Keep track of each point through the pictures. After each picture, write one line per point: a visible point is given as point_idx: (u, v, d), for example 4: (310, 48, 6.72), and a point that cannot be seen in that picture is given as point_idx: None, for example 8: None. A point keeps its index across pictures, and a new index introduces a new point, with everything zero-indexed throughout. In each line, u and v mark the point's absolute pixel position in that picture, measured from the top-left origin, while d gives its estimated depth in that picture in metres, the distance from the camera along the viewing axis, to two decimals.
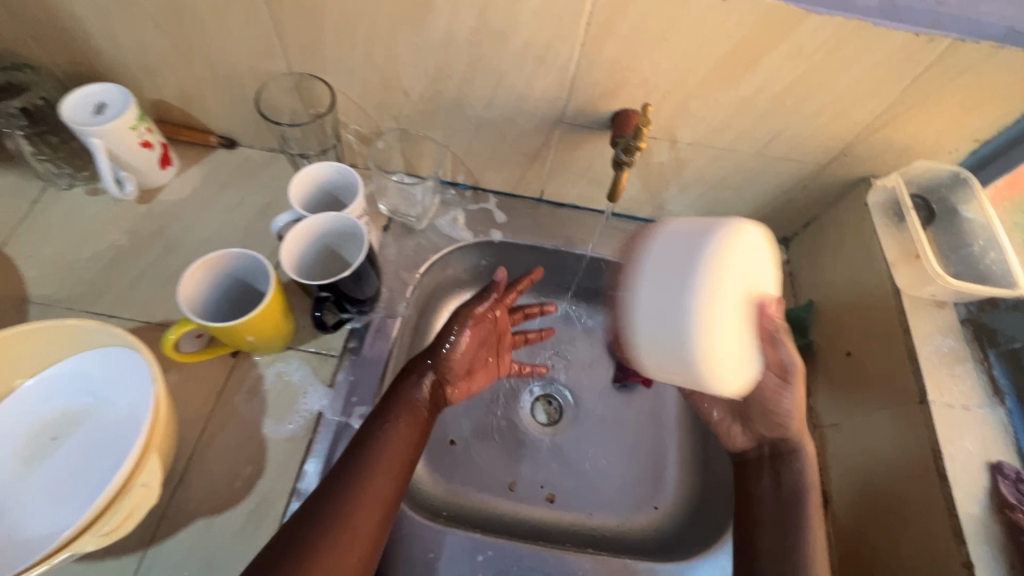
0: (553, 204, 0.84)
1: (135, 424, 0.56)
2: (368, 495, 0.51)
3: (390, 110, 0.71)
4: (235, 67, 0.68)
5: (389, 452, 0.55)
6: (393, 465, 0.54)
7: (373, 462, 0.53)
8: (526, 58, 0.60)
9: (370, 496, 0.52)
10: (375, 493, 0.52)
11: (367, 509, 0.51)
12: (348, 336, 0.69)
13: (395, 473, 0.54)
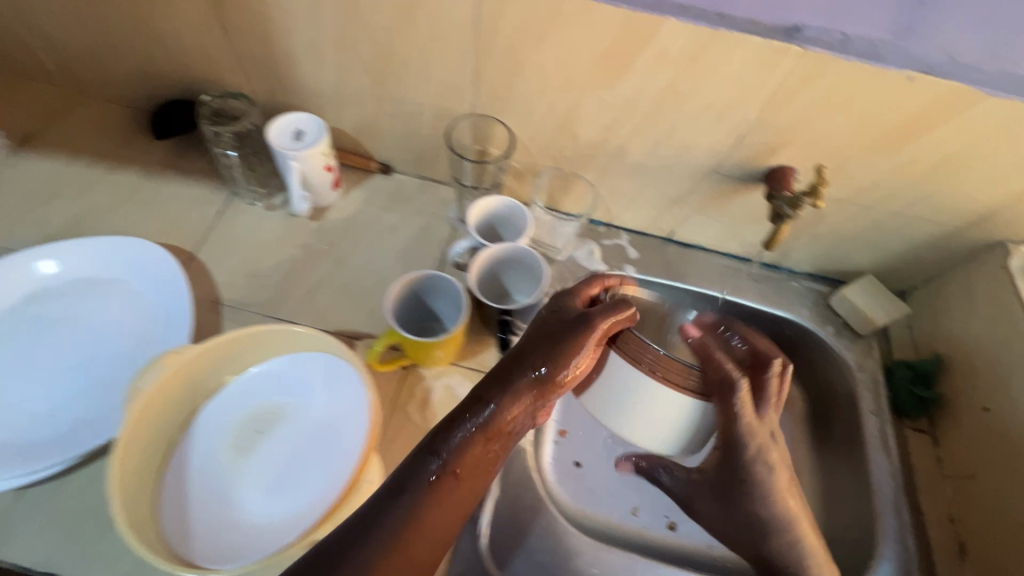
0: (681, 244, 0.89)
1: (333, 426, 0.61)
2: (430, 518, 0.46)
3: (554, 152, 0.77)
4: (420, 106, 0.76)
5: (472, 476, 0.49)
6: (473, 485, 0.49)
7: (432, 487, 0.47)
8: (701, 117, 0.66)
9: (438, 523, 0.47)
10: (444, 518, 0.47)
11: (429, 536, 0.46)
12: (503, 356, 0.74)
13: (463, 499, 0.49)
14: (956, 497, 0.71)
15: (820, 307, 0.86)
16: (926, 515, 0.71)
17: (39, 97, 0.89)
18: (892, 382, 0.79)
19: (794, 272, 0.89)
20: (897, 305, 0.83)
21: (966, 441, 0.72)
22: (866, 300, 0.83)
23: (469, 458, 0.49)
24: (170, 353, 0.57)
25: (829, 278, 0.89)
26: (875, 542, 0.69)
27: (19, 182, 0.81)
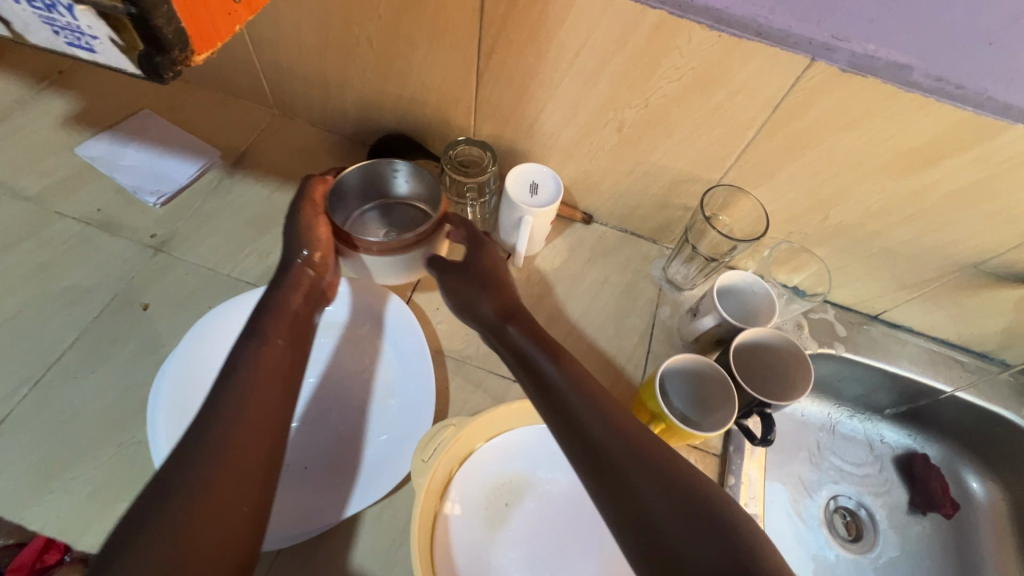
0: (887, 324, 0.86)
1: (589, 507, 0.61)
2: (251, 425, 0.48)
3: (792, 226, 0.74)
4: (660, 168, 0.73)
5: (262, 385, 0.51)
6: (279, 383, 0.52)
7: (253, 395, 0.50)
8: (991, 217, 0.62)
9: (265, 426, 0.49)
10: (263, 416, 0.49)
11: (255, 432, 0.48)
12: (727, 437, 0.71)
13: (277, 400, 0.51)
14: None
15: None
16: None
17: (245, 115, 0.89)
18: None
19: (1006, 364, 0.85)
20: None
21: None
22: None
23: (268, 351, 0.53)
24: (451, 424, 0.59)
25: None
26: None
27: (237, 205, 0.80)
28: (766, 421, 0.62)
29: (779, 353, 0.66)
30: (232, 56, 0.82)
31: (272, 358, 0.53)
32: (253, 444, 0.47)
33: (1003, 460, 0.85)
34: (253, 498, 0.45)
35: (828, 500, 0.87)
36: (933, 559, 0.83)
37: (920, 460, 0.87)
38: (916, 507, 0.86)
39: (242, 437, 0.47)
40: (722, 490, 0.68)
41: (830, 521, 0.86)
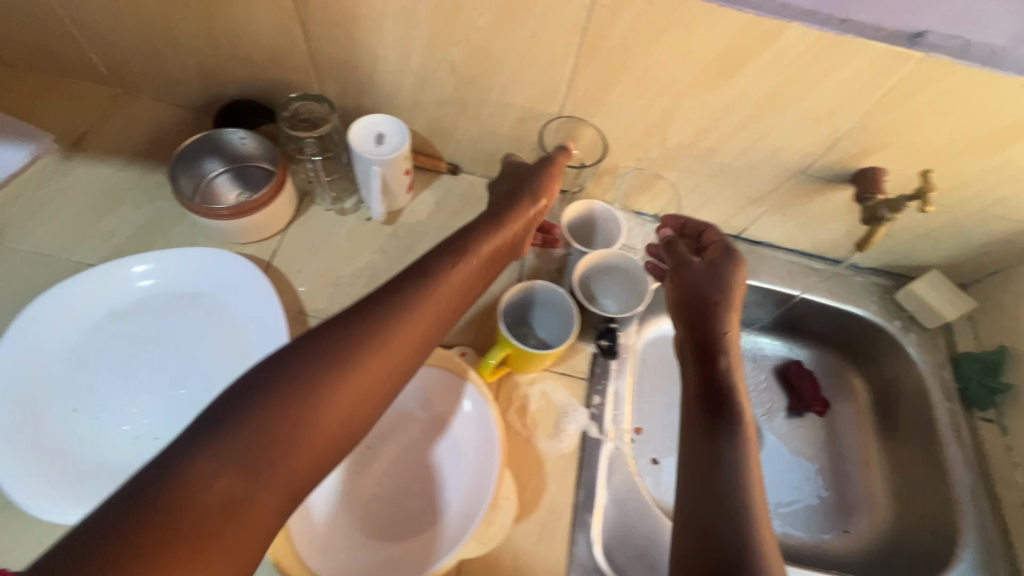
0: (749, 242, 0.90)
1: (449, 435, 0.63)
2: (351, 390, 0.46)
3: (638, 153, 0.77)
4: (504, 107, 0.74)
5: (393, 349, 0.49)
6: (416, 342, 0.51)
7: (382, 349, 0.48)
8: (802, 120, 0.66)
9: (382, 366, 0.48)
10: (372, 378, 0.47)
11: (354, 394, 0.46)
12: (593, 361, 0.74)
13: (406, 357, 0.50)
14: None
15: (886, 301, 0.88)
16: (1005, 501, 0.73)
17: (85, 95, 0.85)
18: (959, 375, 0.82)
19: (858, 267, 0.91)
20: (964, 301, 0.84)
21: None
22: (934, 294, 0.85)
23: (419, 318, 0.51)
24: None
25: (892, 272, 0.90)
26: (959, 526, 0.72)
27: (78, 188, 0.77)
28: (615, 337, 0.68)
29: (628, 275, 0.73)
30: (49, 31, 0.77)
31: (413, 330, 0.51)
32: (348, 402, 0.46)
33: (866, 357, 0.91)
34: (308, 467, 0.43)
35: None
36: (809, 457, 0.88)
37: (793, 368, 0.92)
38: (793, 412, 0.90)
39: (342, 399, 0.45)
40: (588, 410, 0.71)
41: None
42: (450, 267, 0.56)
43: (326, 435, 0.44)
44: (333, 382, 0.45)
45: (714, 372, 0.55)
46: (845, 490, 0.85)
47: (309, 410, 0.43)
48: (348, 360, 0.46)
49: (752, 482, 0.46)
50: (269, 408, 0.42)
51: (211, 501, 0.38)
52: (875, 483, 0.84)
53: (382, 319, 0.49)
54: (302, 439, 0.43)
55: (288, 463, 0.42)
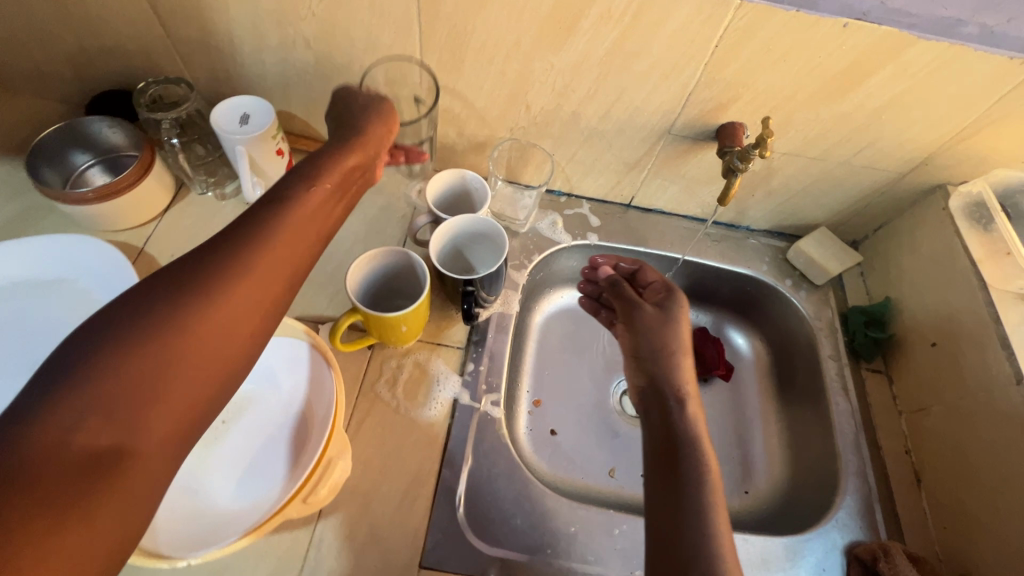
0: (641, 210, 0.90)
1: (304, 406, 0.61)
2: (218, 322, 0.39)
3: (508, 122, 0.77)
4: None
5: (285, 246, 0.44)
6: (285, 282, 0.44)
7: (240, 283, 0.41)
8: (650, 76, 0.67)
9: (248, 310, 0.41)
10: (271, 278, 0.43)
11: (251, 294, 0.41)
12: (471, 330, 0.75)
13: (300, 257, 0.45)
14: (911, 432, 0.74)
15: (778, 262, 0.89)
16: (884, 449, 0.73)
17: None
18: (848, 327, 0.82)
19: (752, 230, 0.92)
20: (851, 256, 0.85)
21: (915, 376, 0.75)
22: (820, 250, 0.85)
23: (307, 219, 0.47)
24: None
25: (785, 234, 0.91)
26: (840, 475, 0.71)
27: None
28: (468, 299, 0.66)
29: (486, 237, 0.70)
30: None
31: (304, 233, 0.46)
32: (247, 302, 0.41)
33: (765, 319, 0.91)
34: (204, 398, 0.39)
35: (617, 383, 0.91)
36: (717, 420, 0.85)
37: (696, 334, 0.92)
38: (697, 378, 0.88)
39: (237, 300, 0.40)
40: (462, 377, 0.71)
41: (619, 401, 0.90)
42: (302, 190, 0.48)
43: (228, 334, 0.40)
44: (220, 283, 0.40)
45: (676, 418, 0.60)
46: (748, 452, 0.83)
47: (190, 313, 0.38)
48: (234, 258, 0.41)
49: (714, 516, 0.52)
50: (145, 316, 0.37)
51: (115, 419, 0.34)
52: (773, 441, 0.84)
53: (262, 218, 0.45)
54: (196, 343, 0.38)
55: (197, 364, 0.38)
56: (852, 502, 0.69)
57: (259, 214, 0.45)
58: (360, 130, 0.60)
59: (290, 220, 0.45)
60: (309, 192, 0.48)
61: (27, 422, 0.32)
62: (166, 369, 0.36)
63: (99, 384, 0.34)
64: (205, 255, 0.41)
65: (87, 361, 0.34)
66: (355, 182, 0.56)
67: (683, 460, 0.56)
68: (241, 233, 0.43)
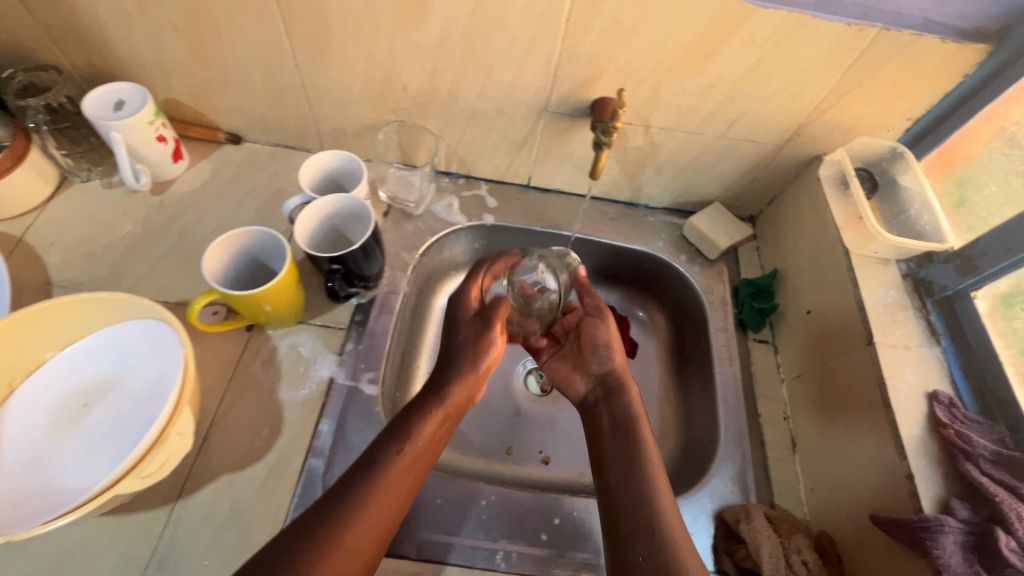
0: (540, 190, 0.91)
1: (163, 386, 0.62)
2: (348, 553, 0.48)
3: (390, 103, 0.78)
4: (246, 67, 0.75)
5: (406, 457, 0.55)
6: (393, 509, 0.53)
7: (360, 520, 0.50)
8: (512, 52, 0.67)
9: (376, 516, 0.51)
10: (408, 475, 0.55)
11: (389, 496, 0.53)
12: (354, 310, 0.75)
13: (410, 479, 0.55)
14: (790, 398, 0.75)
15: (675, 238, 0.90)
16: (763, 416, 0.75)
17: None
18: (737, 300, 0.83)
19: (651, 208, 0.92)
20: (740, 230, 0.86)
21: (794, 344, 0.76)
22: (712, 225, 0.86)
23: (427, 429, 0.58)
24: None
25: (683, 211, 0.92)
26: (719, 441, 0.72)
27: None
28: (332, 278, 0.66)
29: (358, 218, 0.71)
30: None
31: (420, 440, 0.57)
32: (383, 506, 0.52)
33: (665, 296, 0.91)
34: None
35: (524, 363, 0.93)
36: None
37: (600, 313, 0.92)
38: None
39: (382, 492, 0.52)
40: (339, 356, 0.72)
41: (525, 380, 0.91)
42: (422, 419, 0.58)
43: (371, 533, 0.51)
44: (376, 476, 0.53)
45: (618, 409, 0.66)
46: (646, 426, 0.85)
47: (349, 516, 0.50)
48: (375, 480, 0.53)
49: (660, 503, 0.56)
50: (326, 516, 0.49)
51: (306, 574, 0.45)
52: (668, 414, 0.85)
53: (411, 436, 0.56)
54: (350, 528, 0.49)
55: (348, 557, 0.48)
56: (728, 469, 0.70)
57: (420, 414, 0.58)
58: (455, 347, 0.65)
59: (425, 426, 0.58)
60: (432, 411, 0.59)
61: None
62: (316, 558, 0.46)
63: (336, 537, 0.48)
64: (355, 475, 0.53)
65: (303, 536, 0.47)
66: (445, 428, 0.60)
67: (627, 441, 0.62)
68: (393, 430, 0.57)
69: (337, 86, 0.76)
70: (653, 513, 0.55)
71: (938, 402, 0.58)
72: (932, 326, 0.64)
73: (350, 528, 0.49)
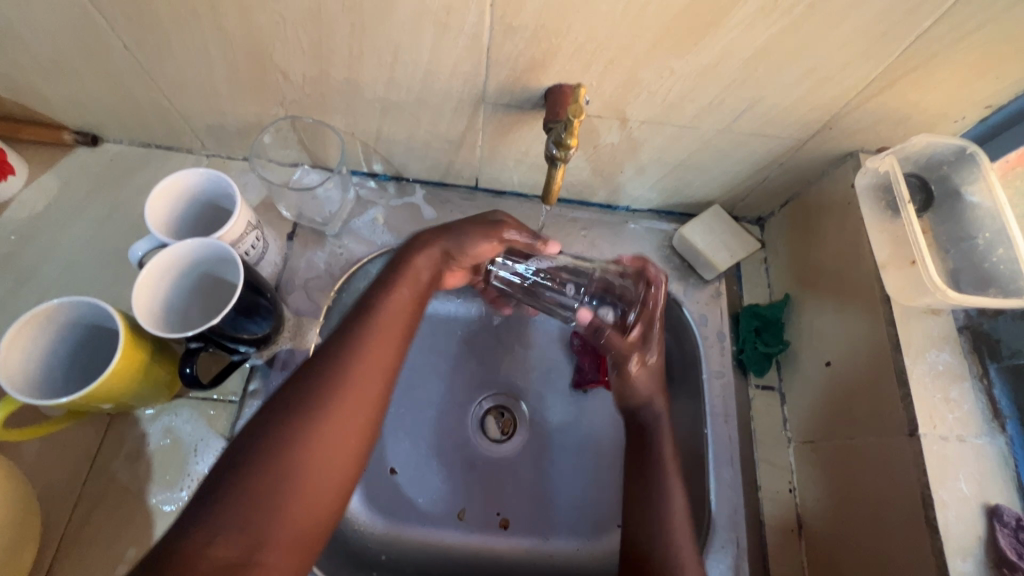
0: (492, 193, 0.71)
1: None
2: (321, 442, 0.43)
3: (274, 95, 0.57)
4: (59, 53, 0.53)
5: (393, 312, 0.51)
6: (374, 397, 0.47)
7: (343, 388, 0.46)
8: (422, 26, 0.46)
9: (358, 395, 0.46)
10: (395, 315, 0.51)
11: (370, 381, 0.47)
12: (249, 376, 0.59)
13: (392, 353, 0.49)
14: (797, 466, 0.60)
15: (661, 251, 0.71)
16: (763, 490, 0.60)
17: None
18: (738, 334, 0.66)
19: (634, 210, 0.73)
20: (746, 243, 0.68)
21: (807, 399, 0.60)
22: (708, 238, 0.68)
23: (416, 273, 0.54)
24: None
25: (675, 213, 0.73)
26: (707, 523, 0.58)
27: None
28: (189, 359, 0.50)
29: (232, 265, 0.52)
30: None
31: (404, 298, 0.52)
32: (345, 415, 0.45)
33: None
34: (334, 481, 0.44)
35: (481, 401, 0.76)
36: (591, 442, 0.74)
37: (577, 340, 0.75)
38: (575, 389, 0.76)
39: (357, 387, 0.46)
40: (227, 442, 0.56)
41: (482, 422, 0.75)
42: (385, 297, 0.52)
43: (351, 424, 0.45)
44: (341, 367, 0.46)
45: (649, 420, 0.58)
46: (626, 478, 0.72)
47: (331, 389, 0.45)
48: (360, 337, 0.48)
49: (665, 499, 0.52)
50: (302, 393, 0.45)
51: (282, 467, 0.41)
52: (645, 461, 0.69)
53: (394, 289, 0.52)
54: (324, 437, 0.44)
55: (323, 470, 0.43)
56: (718, 565, 0.56)
57: (405, 260, 0.55)
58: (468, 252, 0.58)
59: (409, 273, 0.54)
60: (415, 256, 0.55)
61: (241, 465, 0.41)
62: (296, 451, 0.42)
63: (297, 434, 0.43)
64: (338, 345, 0.48)
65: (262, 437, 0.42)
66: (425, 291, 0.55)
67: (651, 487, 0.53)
68: (388, 278, 0.53)
69: (193, 74, 0.55)
70: (658, 452, 0.55)
71: (999, 521, 0.45)
72: (995, 405, 0.49)
73: (325, 410, 0.44)
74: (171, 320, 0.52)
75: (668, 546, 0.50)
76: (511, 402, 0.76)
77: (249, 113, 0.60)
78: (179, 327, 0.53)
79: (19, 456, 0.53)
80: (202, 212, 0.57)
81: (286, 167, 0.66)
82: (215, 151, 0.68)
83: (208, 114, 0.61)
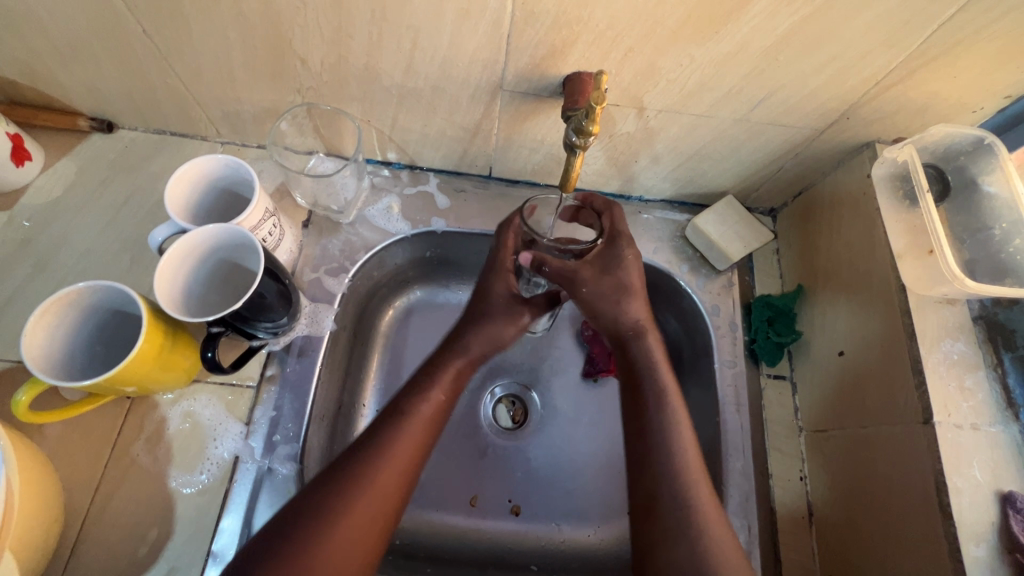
0: (506, 182, 0.71)
1: None
2: (350, 532, 0.47)
3: (291, 82, 0.57)
4: (78, 38, 0.53)
5: (421, 418, 0.54)
6: (399, 477, 0.51)
7: (370, 483, 0.49)
8: (443, 12, 0.46)
9: (385, 482, 0.50)
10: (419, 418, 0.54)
11: (395, 473, 0.50)
12: (266, 362, 0.59)
13: (419, 444, 0.53)
14: (808, 454, 0.61)
15: (674, 241, 0.71)
16: (774, 477, 0.60)
17: None
18: (750, 324, 0.67)
19: (647, 201, 0.73)
20: (758, 234, 0.68)
21: (819, 389, 0.61)
22: (721, 228, 0.68)
23: (448, 375, 0.57)
24: None
25: (687, 204, 0.73)
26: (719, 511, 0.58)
27: None
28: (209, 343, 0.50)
29: (251, 251, 0.53)
30: None
31: (437, 402, 0.55)
32: (386, 490, 0.49)
33: (658, 311, 0.73)
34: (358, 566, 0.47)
35: (492, 389, 0.77)
36: (601, 429, 0.75)
37: (588, 330, 0.76)
38: (585, 378, 0.76)
39: (381, 481, 0.49)
40: (245, 427, 0.57)
41: (493, 410, 0.76)
42: (416, 406, 0.54)
43: (372, 513, 0.48)
44: (371, 461, 0.50)
45: (636, 357, 0.57)
46: None
47: (362, 480, 0.49)
48: (391, 439, 0.51)
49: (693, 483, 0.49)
50: (334, 485, 0.48)
51: (322, 543, 0.45)
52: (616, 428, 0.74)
53: (424, 395, 0.55)
54: (345, 530, 0.46)
55: (345, 557, 0.46)
56: None
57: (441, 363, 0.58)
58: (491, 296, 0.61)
59: (444, 374, 0.57)
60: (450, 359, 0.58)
61: (273, 554, 0.44)
62: (325, 541, 0.45)
63: (330, 526, 0.46)
64: (370, 445, 0.51)
65: (306, 515, 0.46)
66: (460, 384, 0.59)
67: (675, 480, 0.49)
68: (420, 380, 0.57)
69: (211, 60, 0.55)
70: (656, 384, 0.55)
71: (1013, 508, 0.45)
72: (1009, 394, 0.50)
73: (354, 496, 0.48)
74: (190, 305, 0.52)
75: (670, 452, 0.51)
76: (521, 391, 0.77)
77: (266, 100, 0.60)
78: (198, 312, 0.53)
79: (42, 438, 0.54)
80: (220, 198, 0.57)
81: (301, 155, 0.66)
82: (230, 138, 0.68)
83: (225, 101, 0.61)
